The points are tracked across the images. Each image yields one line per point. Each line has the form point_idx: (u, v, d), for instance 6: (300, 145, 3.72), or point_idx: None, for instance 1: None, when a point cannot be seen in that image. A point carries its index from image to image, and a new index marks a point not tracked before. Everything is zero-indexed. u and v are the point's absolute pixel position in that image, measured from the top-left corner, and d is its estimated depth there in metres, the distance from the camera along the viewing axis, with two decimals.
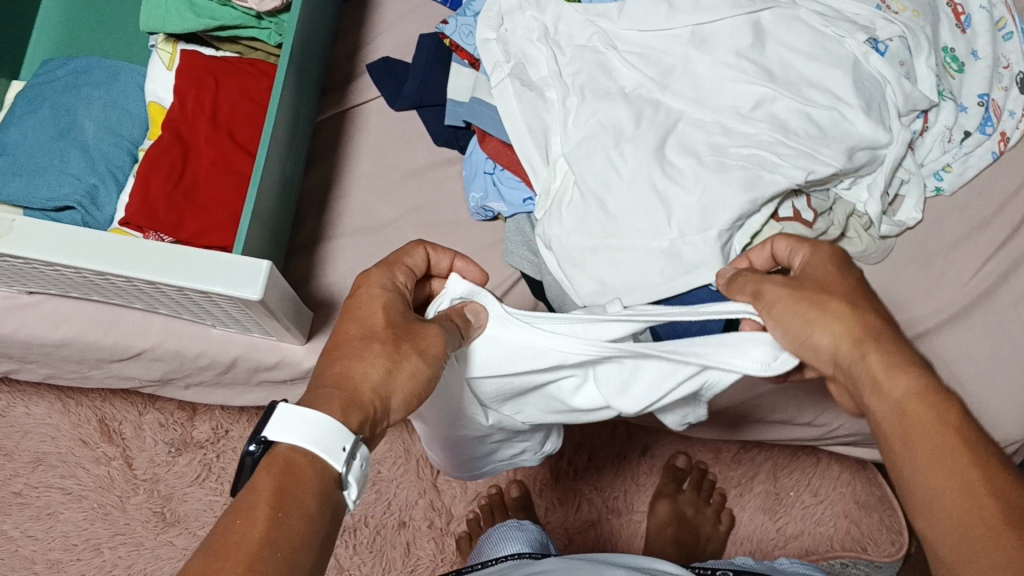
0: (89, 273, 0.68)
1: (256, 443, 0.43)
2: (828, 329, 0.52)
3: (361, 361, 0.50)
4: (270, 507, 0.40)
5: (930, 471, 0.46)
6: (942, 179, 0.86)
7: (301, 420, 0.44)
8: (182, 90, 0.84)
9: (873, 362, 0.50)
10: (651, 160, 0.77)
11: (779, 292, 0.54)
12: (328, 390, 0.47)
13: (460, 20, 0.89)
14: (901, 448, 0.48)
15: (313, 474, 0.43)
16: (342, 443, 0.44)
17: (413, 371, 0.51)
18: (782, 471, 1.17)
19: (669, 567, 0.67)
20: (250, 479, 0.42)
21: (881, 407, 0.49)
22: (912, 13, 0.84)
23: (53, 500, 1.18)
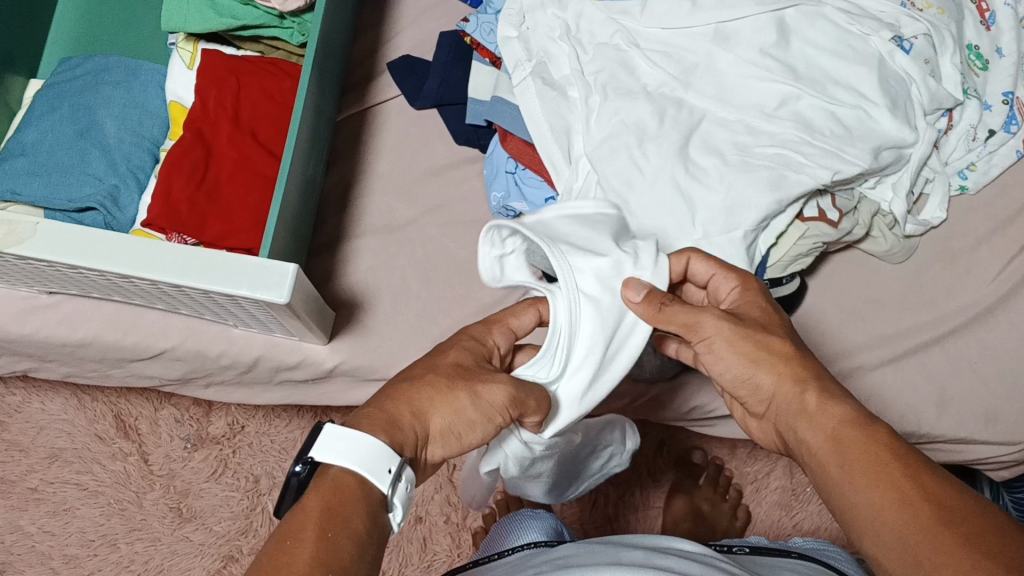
0: (113, 276, 0.68)
1: (302, 465, 0.45)
2: (773, 371, 0.57)
3: (401, 396, 0.51)
4: (317, 528, 0.42)
5: (864, 482, 0.49)
6: (966, 177, 0.86)
7: (352, 442, 0.45)
8: (204, 90, 0.84)
9: (809, 399, 0.55)
10: (675, 159, 0.76)
11: (720, 327, 0.58)
12: (372, 416, 0.49)
13: (482, 18, 0.89)
14: (832, 467, 0.51)
15: (360, 493, 0.45)
16: (388, 465, 0.46)
17: (456, 408, 0.52)
18: (798, 467, 1.16)
19: (690, 546, 0.66)
20: (299, 501, 0.44)
21: (814, 434, 0.53)
22: (937, 10, 0.82)
23: (70, 496, 1.18)
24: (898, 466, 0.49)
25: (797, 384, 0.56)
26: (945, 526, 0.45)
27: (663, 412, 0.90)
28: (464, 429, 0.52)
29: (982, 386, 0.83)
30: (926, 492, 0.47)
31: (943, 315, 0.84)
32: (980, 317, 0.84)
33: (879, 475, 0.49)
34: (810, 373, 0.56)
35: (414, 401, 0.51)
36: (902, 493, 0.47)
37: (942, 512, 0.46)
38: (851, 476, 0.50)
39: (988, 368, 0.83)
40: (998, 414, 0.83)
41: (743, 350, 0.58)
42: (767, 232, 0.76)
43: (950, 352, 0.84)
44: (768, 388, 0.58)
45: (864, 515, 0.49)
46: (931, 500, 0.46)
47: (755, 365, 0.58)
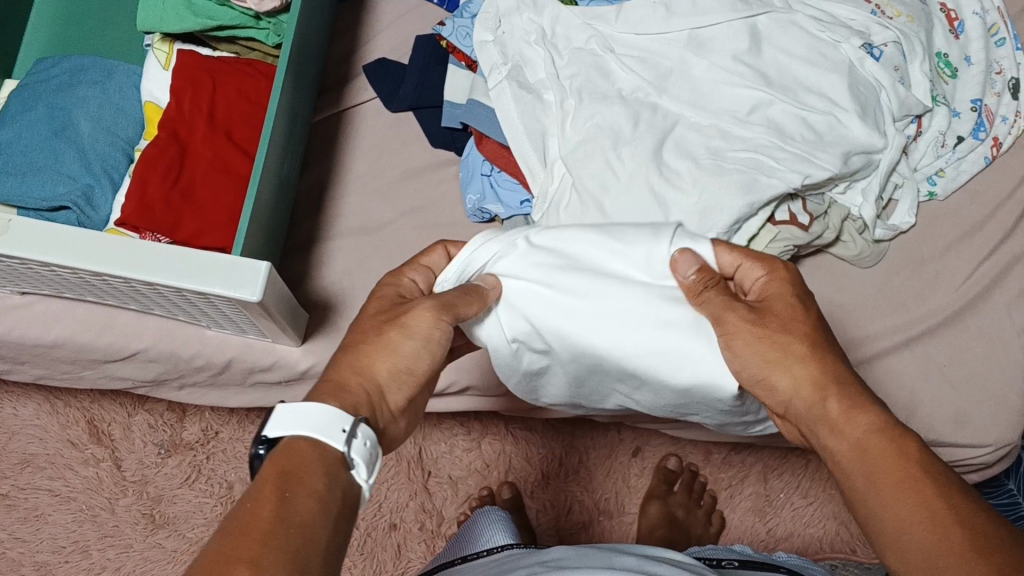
0: (86, 274, 0.67)
1: (262, 444, 0.46)
2: (789, 373, 0.54)
3: (345, 365, 0.53)
4: (277, 487, 0.43)
5: (896, 501, 0.47)
6: (935, 183, 0.87)
7: (301, 412, 0.47)
8: (179, 90, 0.84)
9: (831, 405, 0.52)
10: (649, 162, 0.77)
11: (741, 325, 0.56)
12: (322, 387, 0.51)
13: (458, 22, 0.90)
14: (859, 480, 0.50)
15: (314, 455, 0.46)
16: (340, 425, 0.47)
17: (394, 346, 0.54)
18: (772, 473, 1.17)
19: (679, 556, 0.67)
20: (260, 470, 0.45)
21: (840, 445, 0.51)
22: (907, 18, 0.85)
23: (41, 502, 1.17)
24: (928, 485, 0.47)
25: (825, 387, 0.53)
26: (975, 552, 0.44)
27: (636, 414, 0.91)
28: (415, 362, 0.54)
29: (951, 389, 0.84)
30: (960, 516, 0.45)
31: (913, 319, 0.85)
32: (950, 321, 0.85)
33: (912, 496, 0.47)
34: (833, 376, 0.53)
35: (357, 358, 0.53)
36: (935, 516, 0.46)
37: (976, 537, 0.44)
38: (883, 492, 0.48)
39: (957, 372, 0.84)
40: (967, 417, 0.83)
41: (760, 351, 0.55)
42: (739, 235, 0.77)
43: (919, 356, 0.85)
44: (786, 393, 0.55)
45: (895, 534, 0.47)
46: (963, 528, 0.45)
47: (769, 367, 0.55)
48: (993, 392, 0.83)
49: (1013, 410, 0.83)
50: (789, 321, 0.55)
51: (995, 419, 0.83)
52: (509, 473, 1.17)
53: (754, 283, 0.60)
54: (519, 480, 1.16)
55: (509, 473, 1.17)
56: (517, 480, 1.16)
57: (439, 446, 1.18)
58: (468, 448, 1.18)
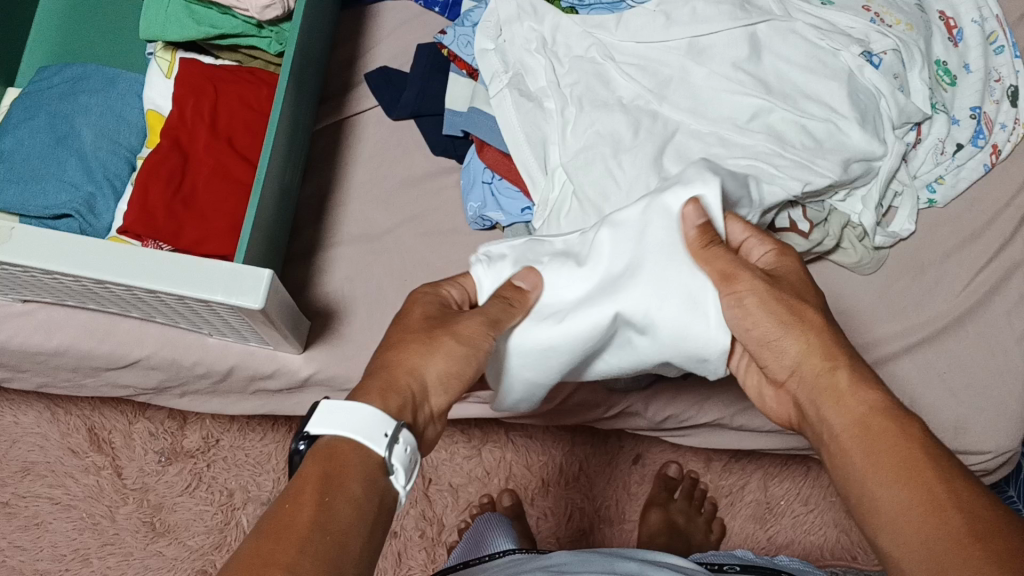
0: (89, 282, 0.67)
1: (303, 442, 0.47)
2: (801, 343, 0.55)
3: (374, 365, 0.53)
4: (316, 492, 0.44)
5: (895, 474, 0.48)
6: (934, 191, 0.88)
7: (347, 412, 0.47)
8: (181, 97, 0.84)
9: (841, 376, 0.53)
10: (649, 168, 0.77)
11: (754, 284, 0.56)
12: (370, 385, 0.51)
13: (459, 31, 0.89)
14: (858, 456, 0.50)
15: (356, 459, 0.47)
16: (383, 429, 0.47)
17: (447, 351, 0.54)
18: (773, 480, 1.17)
19: (681, 562, 0.68)
20: (300, 469, 0.46)
21: (844, 419, 0.52)
22: (906, 26, 0.85)
23: (41, 510, 1.17)
24: (927, 463, 0.47)
25: (836, 358, 0.54)
26: (971, 537, 0.43)
27: (637, 421, 0.91)
28: (464, 368, 0.55)
29: (952, 396, 0.84)
30: (957, 498, 0.45)
31: (913, 326, 0.85)
32: (950, 327, 0.85)
33: (909, 470, 0.48)
34: (844, 354, 0.54)
35: (405, 359, 0.53)
36: (932, 495, 0.46)
37: (973, 519, 0.44)
38: (882, 465, 0.49)
39: (956, 379, 0.84)
40: (967, 423, 0.84)
41: (775, 310, 0.56)
42: None
43: (920, 362, 0.85)
44: (795, 363, 0.56)
45: (889, 505, 0.47)
46: (957, 505, 0.45)
47: (782, 331, 0.55)
48: (993, 399, 0.84)
49: (1012, 417, 0.84)
50: (804, 293, 0.57)
51: (995, 425, 0.83)
52: (509, 480, 1.17)
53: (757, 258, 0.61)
54: (520, 487, 1.16)
55: (510, 480, 1.17)
56: (518, 488, 1.16)
57: (440, 454, 1.17)
58: (469, 456, 1.17)
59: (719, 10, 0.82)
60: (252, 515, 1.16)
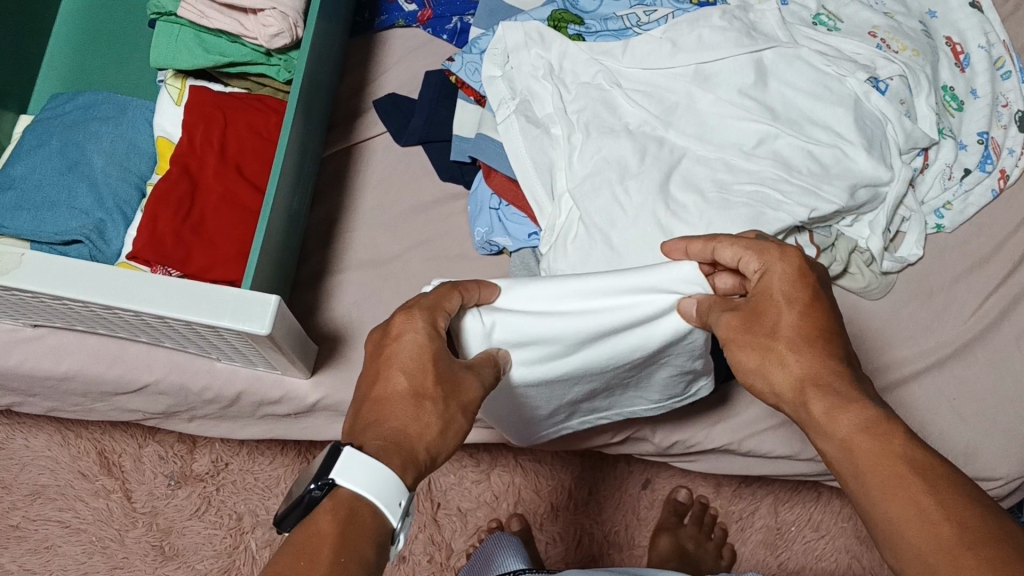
0: (97, 307, 0.68)
1: (321, 484, 0.46)
2: (778, 379, 0.56)
3: (359, 422, 0.53)
4: (332, 554, 0.44)
5: (888, 499, 0.49)
6: (942, 216, 0.87)
7: (371, 470, 0.47)
8: (191, 125, 0.85)
9: (816, 407, 0.54)
10: (655, 195, 0.77)
11: (732, 333, 0.58)
12: (387, 445, 0.50)
13: (467, 58, 0.90)
14: (852, 481, 0.52)
15: (372, 525, 0.47)
16: (398, 498, 0.48)
17: (458, 426, 0.54)
18: (783, 506, 1.16)
19: None
20: (312, 522, 0.46)
21: (832, 447, 0.53)
22: (912, 52, 0.86)
23: (51, 533, 1.17)
24: (914, 479, 0.49)
25: (807, 389, 0.55)
26: (962, 546, 0.45)
27: (645, 446, 0.90)
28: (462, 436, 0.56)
29: (961, 423, 0.83)
30: (944, 509, 0.47)
31: (923, 351, 0.85)
32: (959, 353, 0.85)
33: (898, 490, 0.49)
34: (817, 378, 0.55)
35: (418, 428, 0.52)
36: (921, 509, 0.47)
37: (962, 529, 0.46)
38: (874, 491, 0.50)
39: (965, 405, 0.84)
40: (977, 451, 0.83)
41: (746, 357, 0.57)
42: None
43: (929, 388, 0.84)
44: (780, 395, 0.57)
45: (889, 532, 0.49)
46: (950, 520, 0.46)
47: (760, 372, 0.57)
48: (1004, 426, 0.83)
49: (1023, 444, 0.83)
50: (772, 321, 0.57)
51: (1005, 453, 0.83)
52: (517, 505, 1.16)
53: (754, 273, 0.59)
54: (528, 512, 1.16)
55: (519, 505, 1.16)
56: (527, 513, 1.16)
57: (449, 479, 1.17)
58: (478, 480, 1.17)
59: (725, 36, 0.82)
60: (260, 540, 1.16)
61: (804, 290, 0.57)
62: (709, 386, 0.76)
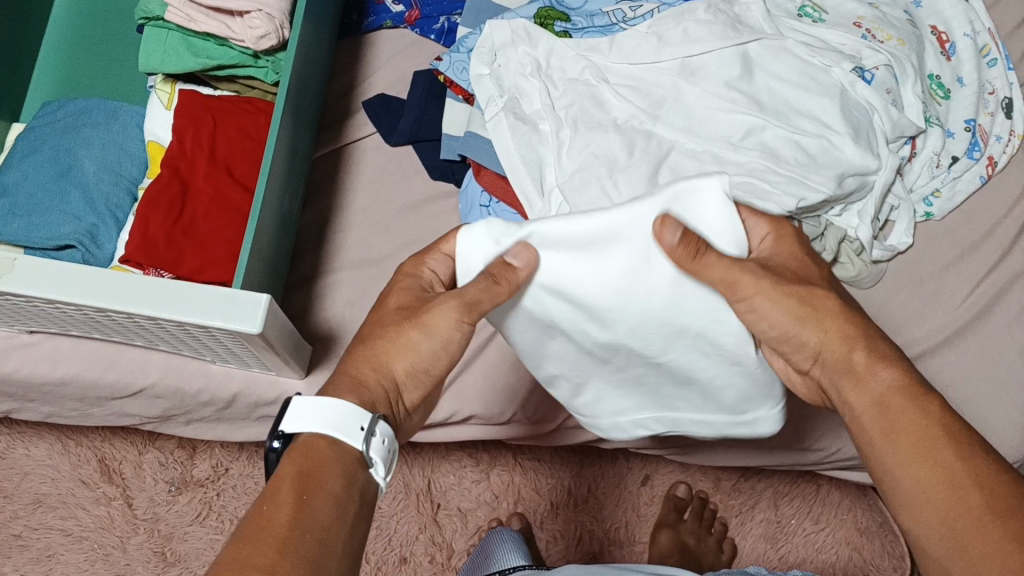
0: (91, 310, 0.68)
1: (278, 439, 0.51)
2: (818, 329, 0.56)
3: (362, 358, 0.57)
4: (294, 493, 0.47)
5: (920, 460, 0.52)
6: (931, 204, 0.88)
7: (318, 409, 0.51)
8: (181, 129, 0.86)
9: (858, 357, 0.55)
10: (644, 189, 0.77)
11: (762, 291, 0.55)
12: (341, 383, 0.56)
13: (455, 56, 0.90)
14: (879, 435, 0.54)
15: (332, 455, 0.50)
16: (360, 423, 0.51)
17: (417, 351, 0.58)
18: (782, 499, 1.16)
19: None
20: (278, 469, 0.49)
21: (861, 398, 0.55)
22: (897, 41, 0.86)
23: (53, 541, 1.17)
24: (949, 444, 0.52)
25: (855, 341, 0.56)
26: (993, 514, 0.49)
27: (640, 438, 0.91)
28: (431, 363, 0.58)
29: (954, 409, 0.83)
30: (979, 479, 0.50)
31: (917, 337, 0.85)
32: (951, 339, 0.85)
33: (928, 453, 0.52)
34: (862, 333, 0.56)
35: (374, 357, 0.57)
36: (953, 476, 0.51)
37: (991, 499, 0.50)
38: (903, 449, 0.53)
39: (959, 391, 0.84)
40: None
41: (789, 308, 0.56)
42: None
43: (923, 375, 0.85)
44: (814, 346, 0.57)
45: (912, 491, 0.52)
46: (984, 492, 0.50)
47: (800, 324, 0.56)
48: (997, 411, 0.83)
49: (1017, 429, 0.83)
50: (807, 283, 0.57)
51: (999, 437, 0.83)
52: (517, 504, 1.17)
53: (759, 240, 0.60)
54: (528, 510, 1.16)
55: (518, 503, 1.16)
56: (527, 511, 1.16)
57: (448, 478, 1.17)
58: (477, 480, 1.17)
59: (711, 30, 0.83)
60: None
61: (812, 260, 0.60)
62: (771, 419, 0.66)
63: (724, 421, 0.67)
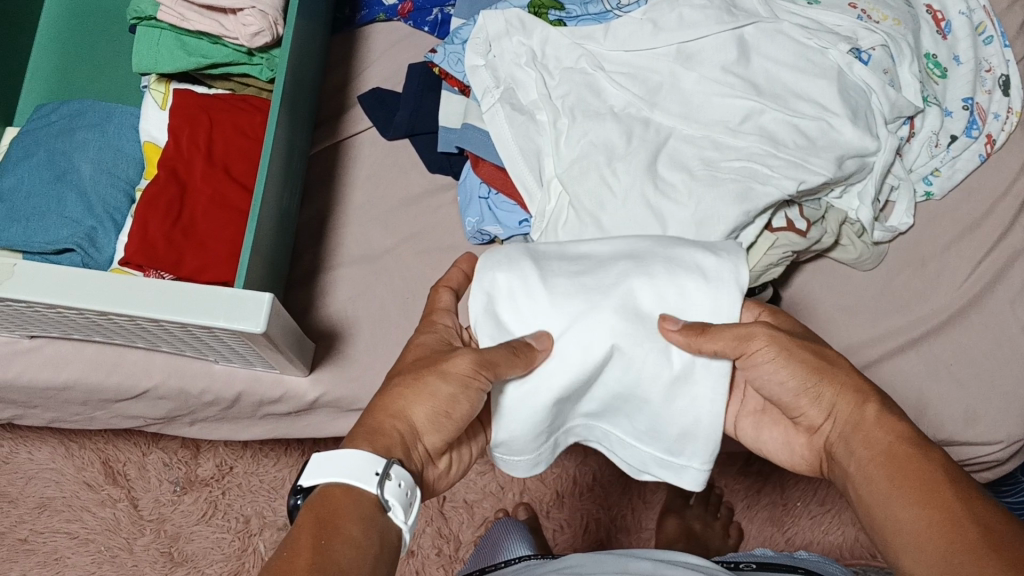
0: (91, 314, 0.68)
1: (298, 494, 0.50)
2: (833, 383, 0.57)
3: (382, 407, 0.57)
4: (312, 536, 0.46)
5: (919, 496, 0.49)
6: (931, 183, 0.88)
7: (337, 459, 0.50)
8: (176, 128, 0.85)
9: (869, 409, 0.55)
10: (643, 176, 0.77)
11: (774, 342, 0.57)
12: (359, 433, 0.55)
13: (449, 48, 0.90)
14: (883, 479, 0.52)
15: (349, 500, 0.49)
16: (373, 468, 0.50)
17: (433, 390, 0.57)
18: (788, 481, 1.15)
19: (696, 559, 0.71)
20: (298, 517, 0.48)
21: (870, 448, 0.54)
22: (893, 21, 0.86)
23: (59, 545, 1.17)
24: (949, 486, 0.49)
25: (865, 397, 0.56)
26: (987, 544, 0.46)
27: None
28: (452, 406, 0.57)
29: (959, 388, 0.83)
30: (977, 516, 0.47)
31: (919, 319, 0.85)
32: (954, 318, 0.85)
33: (929, 492, 0.49)
34: (875, 392, 0.56)
35: (391, 405, 0.56)
36: (951, 511, 0.48)
37: (987, 532, 0.46)
38: (903, 489, 0.50)
39: (963, 370, 0.84)
40: (978, 415, 0.83)
41: (804, 359, 0.57)
42: (736, 244, 0.76)
43: (926, 355, 0.85)
44: (829, 403, 0.57)
45: (908, 530, 0.49)
46: (979, 526, 0.47)
47: (818, 375, 0.57)
48: (1001, 389, 0.83)
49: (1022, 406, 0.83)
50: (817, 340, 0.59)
51: (1006, 415, 0.83)
52: (524, 494, 1.17)
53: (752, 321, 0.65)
54: (534, 500, 1.16)
55: (525, 494, 1.17)
56: (533, 501, 1.16)
57: None
58: (482, 472, 1.17)
59: (706, 14, 0.82)
60: (269, 541, 1.17)
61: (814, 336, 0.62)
62: (698, 478, 0.65)
63: (649, 456, 0.67)
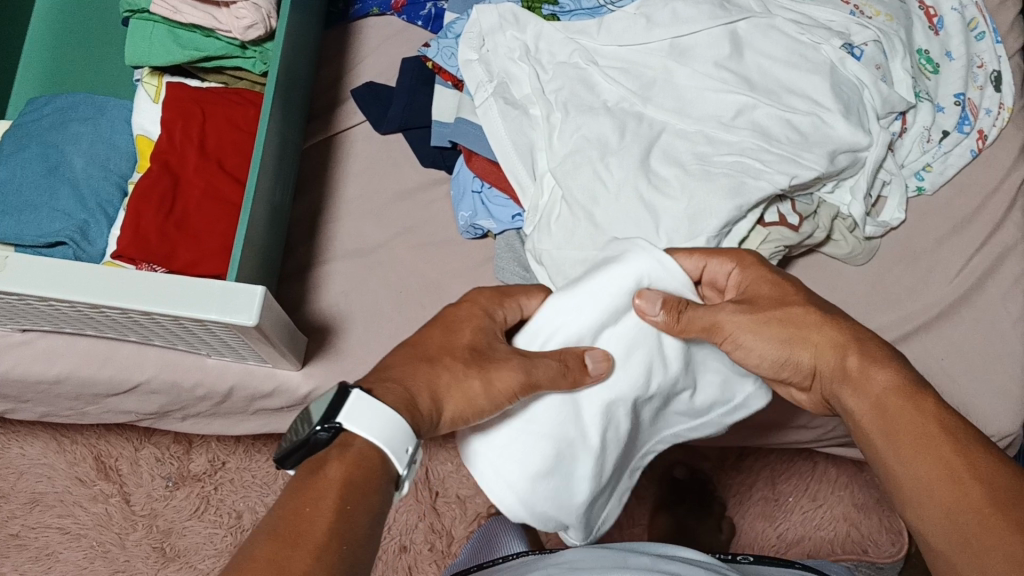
0: (85, 307, 0.67)
1: (328, 427, 0.46)
2: (809, 344, 0.58)
3: (421, 376, 0.53)
4: (339, 499, 0.44)
5: (919, 456, 0.51)
6: (923, 179, 0.88)
7: (377, 413, 0.47)
8: (169, 122, 0.85)
9: (852, 363, 0.56)
10: (636, 171, 0.77)
11: (739, 323, 0.59)
12: (393, 388, 0.50)
13: (443, 42, 0.90)
14: (879, 436, 0.54)
15: (379, 467, 0.47)
16: (406, 446, 0.48)
17: (468, 395, 0.54)
18: (780, 477, 1.17)
19: (695, 554, 0.70)
20: (324, 465, 0.46)
21: (862, 402, 0.55)
22: (885, 17, 0.86)
23: (51, 540, 1.17)
24: (945, 439, 0.51)
25: (848, 347, 0.56)
26: (990, 502, 0.48)
27: None
28: (476, 412, 0.54)
29: (951, 383, 0.84)
30: (975, 469, 0.49)
31: (911, 313, 0.85)
32: (946, 314, 0.85)
33: (927, 448, 0.51)
34: (856, 338, 0.57)
35: (435, 381, 0.53)
36: (952, 468, 0.50)
37: (991, 489, 0.48)
38: (900, 445, 0.52)
39: (955, 365, 0.84)
40: (968, 409, 0.83)
41: (772, 334, 0.58)
42: (729, 238, 0.77)
43: (917, 350, 0.85)
44: (810, 360, 0.58)
45: (914, 489, 0.51)
46: (982, 484, 0.48)
47: (790, 343, 0.58)
48: (992, 383, 0.83)
49: (1013, 401, 0.83)
50: (785, 298, 0.59)
51: (997, 409, 0.83)
52: None
53: (723, 275, 0.64)
54: None
55: None
56: None
57: (446, 466, 1.17)
58: None
59: (699, 9, 0.83)
60: None
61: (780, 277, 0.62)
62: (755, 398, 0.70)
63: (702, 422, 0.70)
